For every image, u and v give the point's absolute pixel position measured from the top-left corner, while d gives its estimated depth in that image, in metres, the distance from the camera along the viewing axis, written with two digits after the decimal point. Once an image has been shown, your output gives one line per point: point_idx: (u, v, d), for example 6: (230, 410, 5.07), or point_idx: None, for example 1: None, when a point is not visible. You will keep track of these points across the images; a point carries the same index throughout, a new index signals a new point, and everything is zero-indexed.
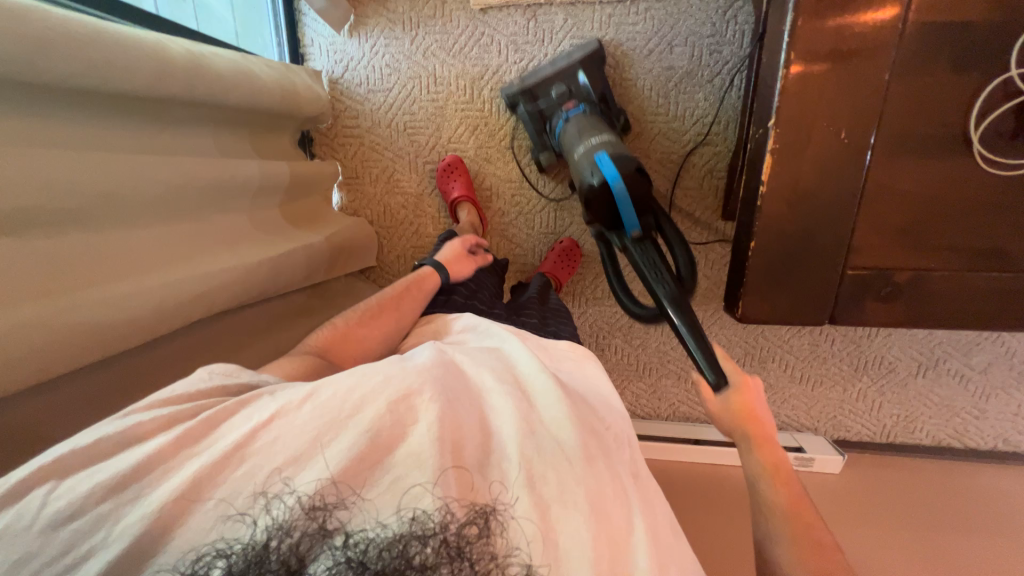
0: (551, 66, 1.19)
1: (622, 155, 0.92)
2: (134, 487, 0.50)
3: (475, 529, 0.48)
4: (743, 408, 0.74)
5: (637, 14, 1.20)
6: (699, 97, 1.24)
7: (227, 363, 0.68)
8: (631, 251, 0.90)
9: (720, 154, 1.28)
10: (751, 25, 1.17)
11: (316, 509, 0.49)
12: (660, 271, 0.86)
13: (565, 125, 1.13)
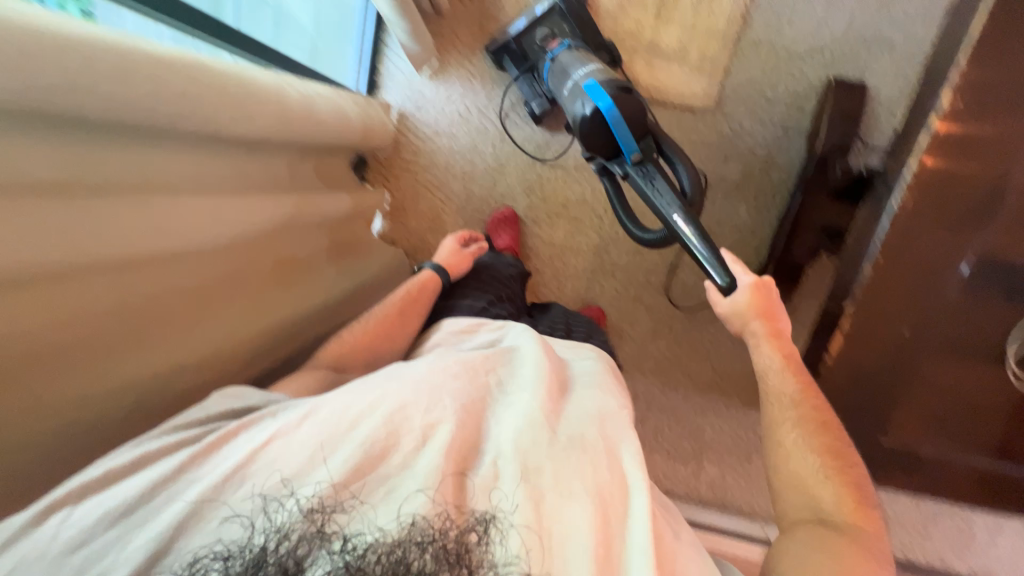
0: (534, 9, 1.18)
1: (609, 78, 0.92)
2: (139, 508, 0.51)
3: (474, 539, 0.52)
4: (755, 307, 0.78)
5: (703, 124, 1.28)
6: (742, 209, 1.33)
7: (236, 386, 0.71)
8: (631, 175, 0.91)
9: (750, 263, 1.36)
10: (801, 158, 1.28)
11: (319, 515, 0.52)
12: (660, 191, 0.87)
13: (553, 61, 1.11)
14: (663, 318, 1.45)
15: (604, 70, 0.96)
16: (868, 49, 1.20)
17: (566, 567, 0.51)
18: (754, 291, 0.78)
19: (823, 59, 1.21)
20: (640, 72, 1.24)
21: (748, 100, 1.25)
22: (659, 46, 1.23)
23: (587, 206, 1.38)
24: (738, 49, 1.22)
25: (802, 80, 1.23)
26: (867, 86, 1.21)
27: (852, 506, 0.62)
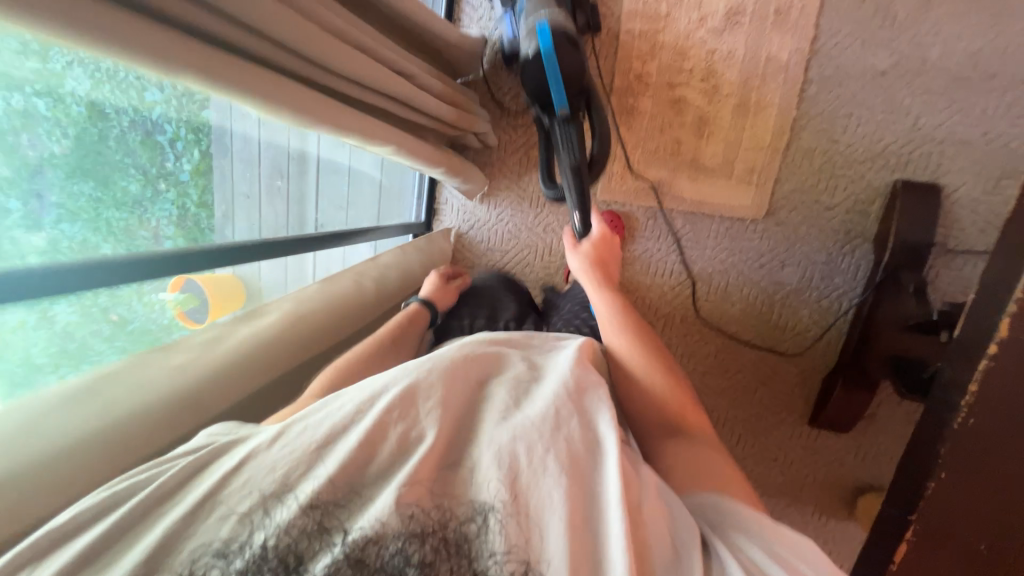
0: None
1: (561, 25, 1.01)
2: (113, 550, 0.45)
3: (472, 529, 0.49)
4: (596, 257, 0.97)
5: (755, 232, 1.25)
6: (805, 314, 1.27)
7: (223, 422, 0.57)
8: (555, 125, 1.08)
9: (817, 367, 1.30)
10: (869, 262, 1.21)
11: (313, 508, 0.48)
12: (571, 144, 1.06)
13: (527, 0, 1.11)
14: (723, 420, 1.39)
15: (563, 19, 1.03)
16: (942, 149, 1.11)
17: (555, 544, 0.48)
18: (599, 241, 0.98)
19: (887, 163, 1.14)
20: (683, 188, 1.26)
21: (804, 207, 1.21)
22: (702, 162, 1.23)
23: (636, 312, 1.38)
24: (787, 160, 1.19)
25: (864, 185, 1.17)
26: (943, 187, 1.12)
27: (687, 405, 0.77)
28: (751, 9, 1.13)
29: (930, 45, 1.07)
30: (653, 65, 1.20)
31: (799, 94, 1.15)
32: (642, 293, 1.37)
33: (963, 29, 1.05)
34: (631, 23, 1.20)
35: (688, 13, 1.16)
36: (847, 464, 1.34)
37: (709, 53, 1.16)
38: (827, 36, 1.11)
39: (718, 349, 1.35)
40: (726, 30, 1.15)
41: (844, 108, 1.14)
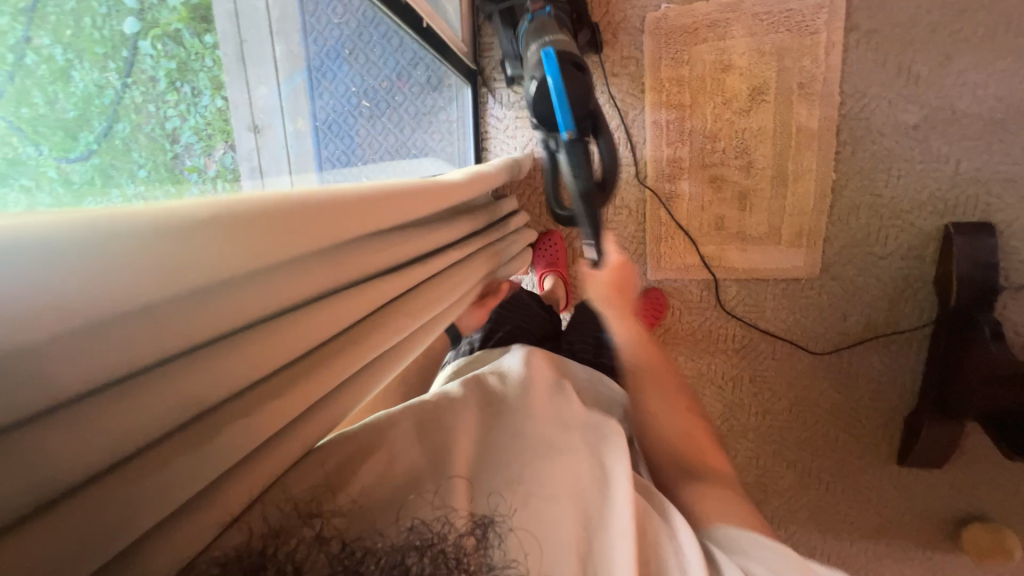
0: None
1: (565, 51, 0.98)
2: None
3: (475, 538, 0.48)
4: (611, 282, 0.92)
5: (811, 289, 1.27)
6: (876, 360, 1.28)
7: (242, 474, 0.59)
8: (564, 150, 1.00)
9: (897, 409, 1.30)
10: (932, 302, 1.22)
11: (312, 517, 0.47)
12: (581, 170, 0.98)
13: (529, 24, 1.08)
14: (809, 469, 1.38)
15: (567, 42, 1.01)
16: (988, 188, 1.13)
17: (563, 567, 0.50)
18: (616, 268, 0.93)
19: (935, 207, 1.16)
20: (733, 259, 1.28)
21: (858, 259, 1.23)
22: (748, 233, 1.26)
23: (704, 379, 1.40)
24: (833, 218, 1.21)
25: (915, 231, 1.18)
26: (995, 224, 1.13)
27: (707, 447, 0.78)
28: (773, 86, 1.16)
29: (959, 94, 1.09)
30: (685, 149, 1.24)
31: (835, 157, 1.17)
32: (707, 360, 1.38)
33: (989, 76, 1.07)
34: (658, 113, 1.23)
35: (713, 98, 1.19)
36: (943, 497, 1.32)
37: (739, 132, 1.20)
38: (853, 100, 1.14)
39: (792, 401, 1.36)
40: (752, 108, 1.18)
41: (883, 162, 1.16)
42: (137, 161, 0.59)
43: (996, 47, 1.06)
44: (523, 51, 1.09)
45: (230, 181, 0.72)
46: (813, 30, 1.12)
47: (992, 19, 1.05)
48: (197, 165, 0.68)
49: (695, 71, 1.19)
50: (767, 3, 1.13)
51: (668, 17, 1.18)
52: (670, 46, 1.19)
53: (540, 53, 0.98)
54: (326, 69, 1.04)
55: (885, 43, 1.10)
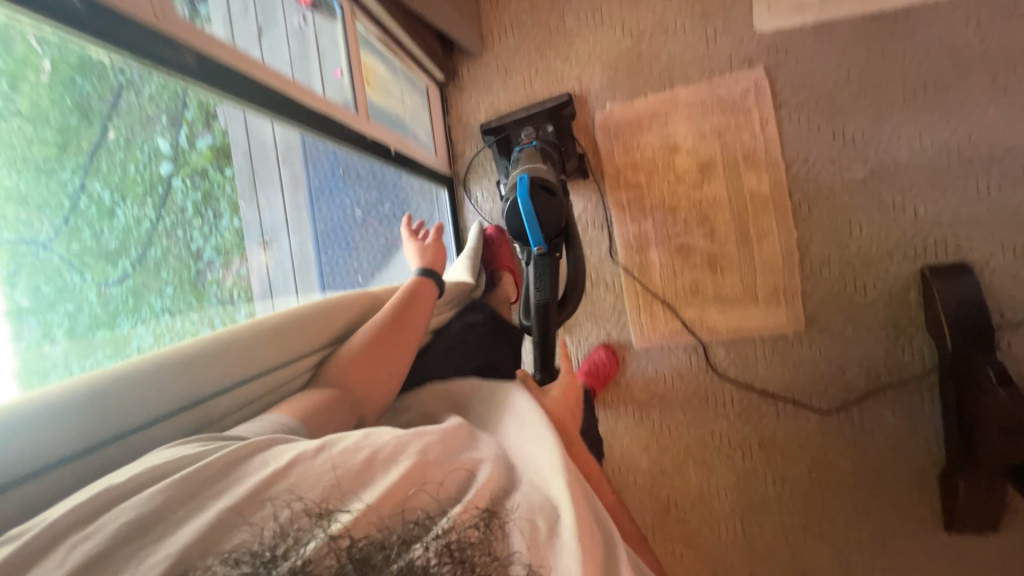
0: (527, 109, 1.34)
1: (538, 176, 1.11)
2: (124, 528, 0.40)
3: (479, 536, 0.44)
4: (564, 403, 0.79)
5: (802, 344, 1.25)
6: (889, 414, 1.21)
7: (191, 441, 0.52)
8: (533, 262, 1.15)
9: (927, 465, 1.20)
10: (931, 347, 1.18)
11: (321, 512, 0.44)
12: (541, 289, 1.13)
13: (518, 154, 1.27)
14: (847, 542, 1.25)
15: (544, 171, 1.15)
16: (953, 230, 1.14)
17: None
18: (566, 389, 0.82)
19: (906, 253, 1.17)
20: (715, 321, 1.29)
21: (840, 310, 1.22)
22: (725, 295, 1.28)
23: (710, 447, 1.34)
24: (806, 273, 1.23)
25: (892, 277, 1.18)
26: (970, 263, 1.13)
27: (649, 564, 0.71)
28: (720, 161, 1.25)
29: (897, 149, 1.16)
30: (649, 223, 1.31)
31: (794, 216, 1.22)
32: (710, 427, 1.33)
33: (921, 130, 1.14)
34: (618, 195, 1.34)
35: (666, 177, 1.29)
36: (1009, 568, 1.16)
37: (697, 203, 1.27)
38: (798, 164, 1.22)
39: (810, 463, 1.27)
40: (704, 181, 1.27)
41: (842, 216, 1.20)
42: (165, 279, 0.78)
43: (920, 105, 1.14)
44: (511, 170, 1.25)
45: (244, 290, 0.91)
46: (745, 111, 1.23)
47: (909, 82, 1.14)
48: (216, 277, 0.87)
49: (646, 156, 1.31)
50: (699, 93, 1.26)
51: (614, 114, 1.32)
52: (621, 138, 1.32)
53: (518, 179, 1.10)
54: (324, 192, 1.14)
55: (814, 114, 1.20)
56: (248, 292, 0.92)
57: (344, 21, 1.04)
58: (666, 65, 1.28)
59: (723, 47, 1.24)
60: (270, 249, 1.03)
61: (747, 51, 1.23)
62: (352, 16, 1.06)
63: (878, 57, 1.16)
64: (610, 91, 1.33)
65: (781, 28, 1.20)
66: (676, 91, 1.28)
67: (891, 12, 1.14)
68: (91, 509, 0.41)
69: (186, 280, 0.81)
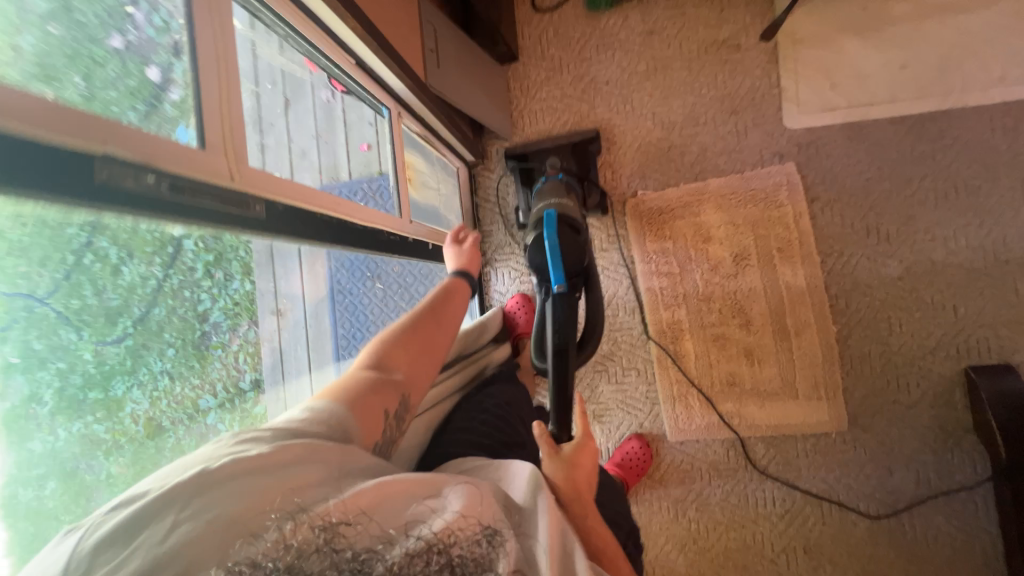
0: (552, 139, 1.37)
1: (567, 215, 1.01)
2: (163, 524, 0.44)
3: (477, 551, 0.49)
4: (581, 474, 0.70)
5: (845, 443, 1.20)
6: (941, 520, 1.15)
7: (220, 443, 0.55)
8: (550, 302, 0.95)
9: None
10: (981, 451, 1.13)
11: (328, 529, 0.47)
12: (563, 330, 0.92)
13: (542, 184, 1.23)
14: None
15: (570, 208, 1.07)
16: (996, 331, 1.12)
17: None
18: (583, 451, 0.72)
19: (949, 351, 1.15)
20: (754, 415, 1.24)
21: (884, 408, 1.18)
22: (763, 388, 1.23)
23: (751, 550, 1.25)
24: (847, 369, 1.20)
25: (936, 376, 1.16)
26: (1015, 365, 1.11)
27: None
28: (754, 252, 1.24)
29: (933, 247, 1.16)
30: (682, 311, 1.29)
31: (831, 310, 1.21)
32: (750, 527, 1.26)
33: (955, 230, 1.15)
34: (650, 281, 1.32)
35: (699, 266, 1.28)
36: None
37: (731, 294, 1.25)
38: (833, 259, 1.21)
39: (861, 573, 1.19)
40: (738, 272, 1.25)
41: (881, 312, 1.19)
42: (167, 339, 0.68)
43: (953, 206, 1.15)
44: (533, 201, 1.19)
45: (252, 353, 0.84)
46: (778, 204, 1.23)
47: (940, 183, 1.16)
48: (222, 340, 0.78)
49: (678, 244, 1.30)
50: (730, 185, 1.26)
51: (644, 201, 1.32)
52: (652, 225, 1.32)
53: (546, 214, 0.98)
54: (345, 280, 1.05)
55: (847, 210, 1.20)
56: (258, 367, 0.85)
57: (391, 124, 1.02)
58: (696, 156, 1.29)
59: (753, 142, 1.26)
60: (283, 317, 0.92)
61: (777, 147, 1.24)
62: (398, 118, 1.04)
63: (909, 158, 1.18)
64: (640, 178, 1.33)
65: (811, 126, 1.22)
66: (707, 181, 1.28)
67: (919, 116, 1.17)
68: (132, 521, 0.44)
69: (191, 340, 0.72)
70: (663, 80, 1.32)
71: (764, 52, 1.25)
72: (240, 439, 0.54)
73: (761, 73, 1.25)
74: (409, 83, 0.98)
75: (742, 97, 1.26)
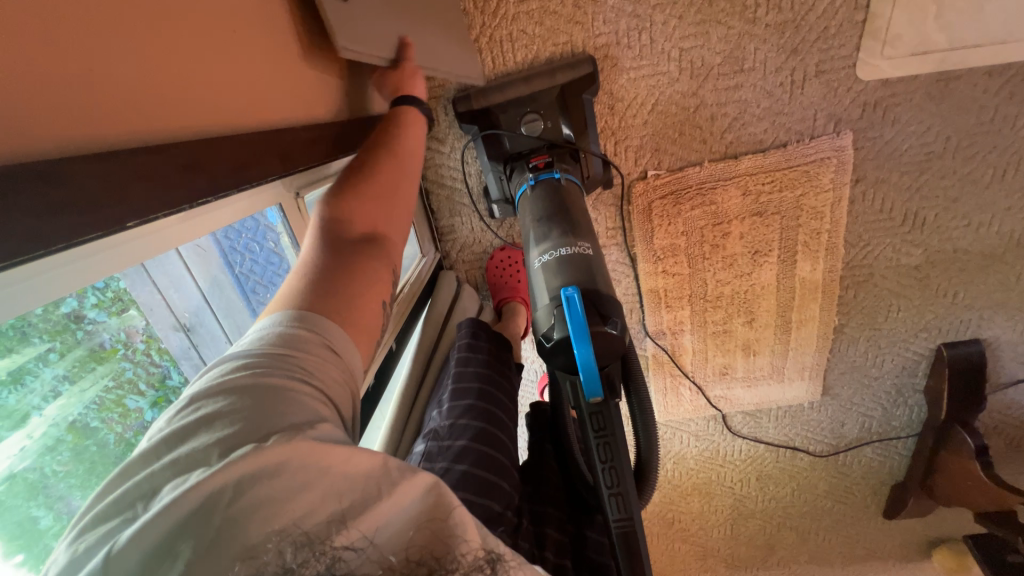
0: (525, 87, 0.88)
1: (590, 284, 0.61)
2: (211, 511, 0.37)
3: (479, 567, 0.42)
4: None
5: (813, 408, 1.31)
6: (869, 451, 1.37)
7: (241, 378, 0.46)
8: (590, 435, 0.62)
9: (886, 481, 1.43)
10: (921, 405, 1.29)
11: (327, 551, 0.38)
12: (624, 495, 0.63)
13: (530, 187, 0.82)
14: (811, 532, 1.53)
15: (596, 265, 0.64)
16: (980, 314, 1.13)
17: None
18: None
19: (931, 332, 1.16)
20: (738, 396, 1.28)
21: (855, 381, 1.25)
22: (752, 374, 1.24)
23: (714, 484, 1.47)
24: (834, 352, 1.21)
25: (911, 352, 1.20)
26: (982, 341, 1.16)
27: None
28: (776, 246, 1.05)
29: (962, 235, 1.04)
30: (685, 312, 1.14)
31: (838, 302, 1.13)
32: (717, 470, 1.45)
33: (993, 215, 1.02)
34: (652, 283, 1.11)
35: (713, 264, 1.08)
36: (920, 539, 1.51)
37: (740, 291, 1.11)
38: (856, 249, 1.06)
39: (795, 487, 1.47)
40: (753, 268, 1.08)
41: (884, 301, 1.13)
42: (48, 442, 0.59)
43: (1004, 186, 0.98)
44: (527, 215, 0.77)
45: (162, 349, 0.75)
46: (819, 188, 0.98)
47: (1003, 159, 0.96)
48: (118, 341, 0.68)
49: (691, 240, 1.05)
50: (767, 164, 0.97)
51: (655, 186, 1.00)
52: (661, 218, 1.03)
53: (561, 296, 0.58)
54: (249, 262, 0.85)
55: (892, 192, 1.00)
56: (181, 369, 0.77)
57: (288, 218, 0.76)
58: (729, 122, 0.94)
59: (808, 100, 0.91)
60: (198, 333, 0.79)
61: (837, 108, 0.92)
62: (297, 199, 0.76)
63: (982, 126, 0.93)
64: (652, 152, 0.97)
65: (887, 79, 0.89)
66: (738, 159, 0.97)
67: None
68: (180, 511, 0.36)
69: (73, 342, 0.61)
70: None
71: None
72: (287, 392, 0.46)
73: None
74: (301, 165, 0.65)
75: (810, 28, 0.85)
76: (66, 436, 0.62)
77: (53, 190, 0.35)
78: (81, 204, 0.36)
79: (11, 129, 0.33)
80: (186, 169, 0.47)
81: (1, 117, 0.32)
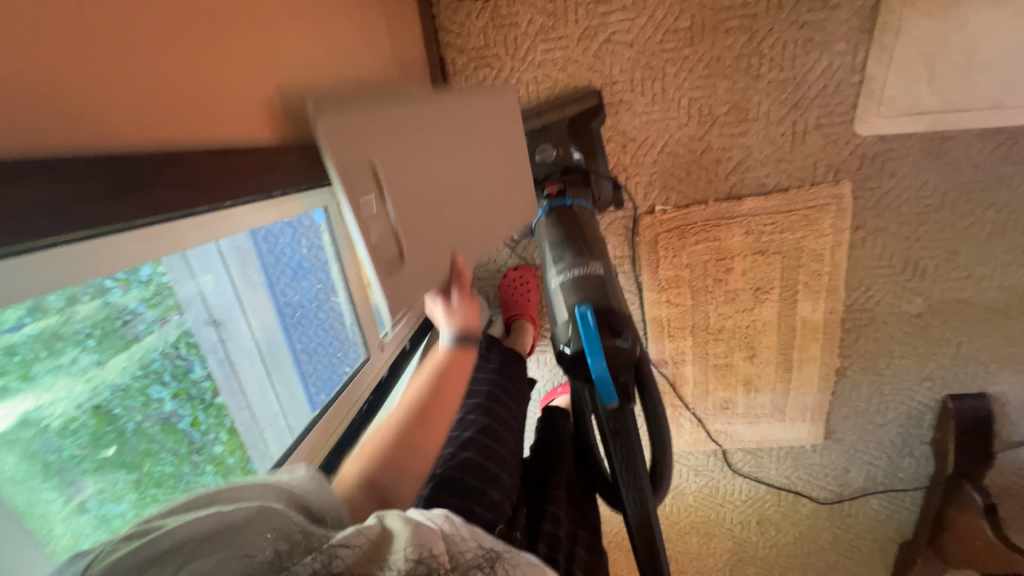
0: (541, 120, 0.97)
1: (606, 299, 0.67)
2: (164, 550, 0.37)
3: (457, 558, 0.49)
4: None
5: (815, 452, 1.30)
6: (874, 502, 1.34)
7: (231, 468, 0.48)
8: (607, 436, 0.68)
9: (893, 538, 1.39)
10: (928, 457, 1.26)
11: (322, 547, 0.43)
12: (639, 485, 0.68)
13: (545, 215, 0.90)
14: None
15: (608, 283, 0.71)
16: (986, 367, 1.14)
17: None
18: None
19: (935, 382, 1.17)
20: (739, 432, 1.28)
21: (859, 426, 1.25)
22: (753, 410, 1.25)
23: (713, 523, 1.45)
24: (837, 395, 1.21)
25: (915, 402, 1.20)
26: (989, 395, 1.16)
27: None
28: (778, 284, 1.09)
29: (963, 286, 1.06)
30: (687, 342, 1.18)
31: (839, 344, 1.15)
32: (717, 509, 1.43)
33: (994, 268, 1.04)
34: (657, 311, 1.16)
35: (716, 298, 1.12)
36: None
37: (742, 326, 1.15)
38: (858, 293, 1.09)
39: (798, 535, 1.43)
40: (755, 305, 1.12)
41: (886, 347, 1.15)
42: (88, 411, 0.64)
43: (1003, 242, 1.02)
44: (545, 234, 0.85)
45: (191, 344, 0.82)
46: (819, 231, 1.03)
47: (1001, 216, 1.00)
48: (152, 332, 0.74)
49: (695, 273, 1.10)
50: (769, 206, 1.03)
51: (662, 220, 1.07)
52: (667, 250, 1.09)
53: (576, 313, 0.64)
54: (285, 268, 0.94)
55: (892, 240, 1.04)
56: (205, 360, 0.85)
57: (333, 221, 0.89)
58: (734, 165, 1.01)
59: (809, 150, 0.98)
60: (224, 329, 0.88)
61: (836, 159, 0.98)
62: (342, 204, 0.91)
63: (978, 183, 0.98)
64: (661, 189, 1.05)
65: (884, 135, 0.95)
66: (741, 200, 1.03)
67: (1016, 129, 0.93)
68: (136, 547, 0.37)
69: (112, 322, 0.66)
70: (710, 49, 0.93)
71: (857, 16, 0.88)
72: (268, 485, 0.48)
73: (844, 50, 0.90)
74: None
75: (810, 86, 0.93)
76: (89, 420, 0.65)
77: (170, 174, 0.42)
78: (184, 187, 0.44)
79: (145, 125, 0.41)
80: (264, 170, 0.55)
81: (139, 117, 0.41)
